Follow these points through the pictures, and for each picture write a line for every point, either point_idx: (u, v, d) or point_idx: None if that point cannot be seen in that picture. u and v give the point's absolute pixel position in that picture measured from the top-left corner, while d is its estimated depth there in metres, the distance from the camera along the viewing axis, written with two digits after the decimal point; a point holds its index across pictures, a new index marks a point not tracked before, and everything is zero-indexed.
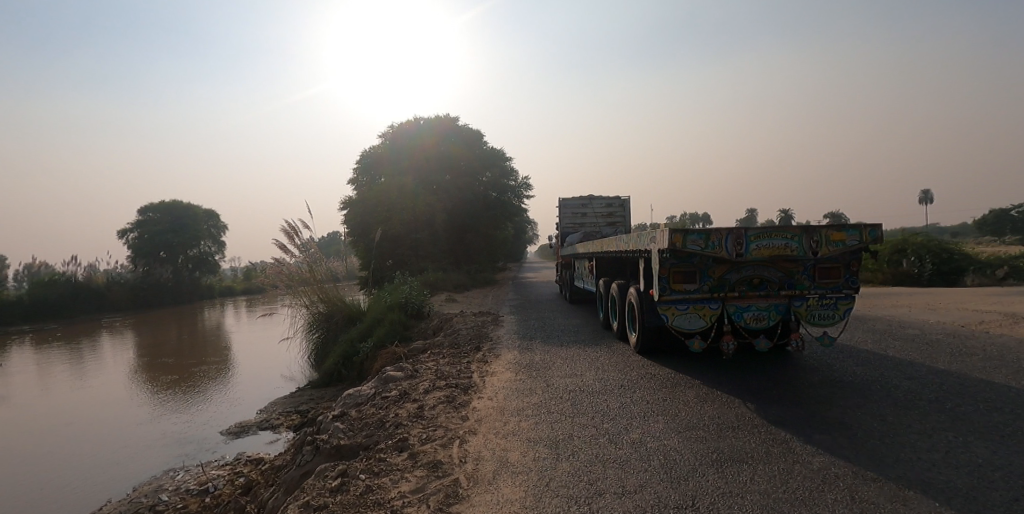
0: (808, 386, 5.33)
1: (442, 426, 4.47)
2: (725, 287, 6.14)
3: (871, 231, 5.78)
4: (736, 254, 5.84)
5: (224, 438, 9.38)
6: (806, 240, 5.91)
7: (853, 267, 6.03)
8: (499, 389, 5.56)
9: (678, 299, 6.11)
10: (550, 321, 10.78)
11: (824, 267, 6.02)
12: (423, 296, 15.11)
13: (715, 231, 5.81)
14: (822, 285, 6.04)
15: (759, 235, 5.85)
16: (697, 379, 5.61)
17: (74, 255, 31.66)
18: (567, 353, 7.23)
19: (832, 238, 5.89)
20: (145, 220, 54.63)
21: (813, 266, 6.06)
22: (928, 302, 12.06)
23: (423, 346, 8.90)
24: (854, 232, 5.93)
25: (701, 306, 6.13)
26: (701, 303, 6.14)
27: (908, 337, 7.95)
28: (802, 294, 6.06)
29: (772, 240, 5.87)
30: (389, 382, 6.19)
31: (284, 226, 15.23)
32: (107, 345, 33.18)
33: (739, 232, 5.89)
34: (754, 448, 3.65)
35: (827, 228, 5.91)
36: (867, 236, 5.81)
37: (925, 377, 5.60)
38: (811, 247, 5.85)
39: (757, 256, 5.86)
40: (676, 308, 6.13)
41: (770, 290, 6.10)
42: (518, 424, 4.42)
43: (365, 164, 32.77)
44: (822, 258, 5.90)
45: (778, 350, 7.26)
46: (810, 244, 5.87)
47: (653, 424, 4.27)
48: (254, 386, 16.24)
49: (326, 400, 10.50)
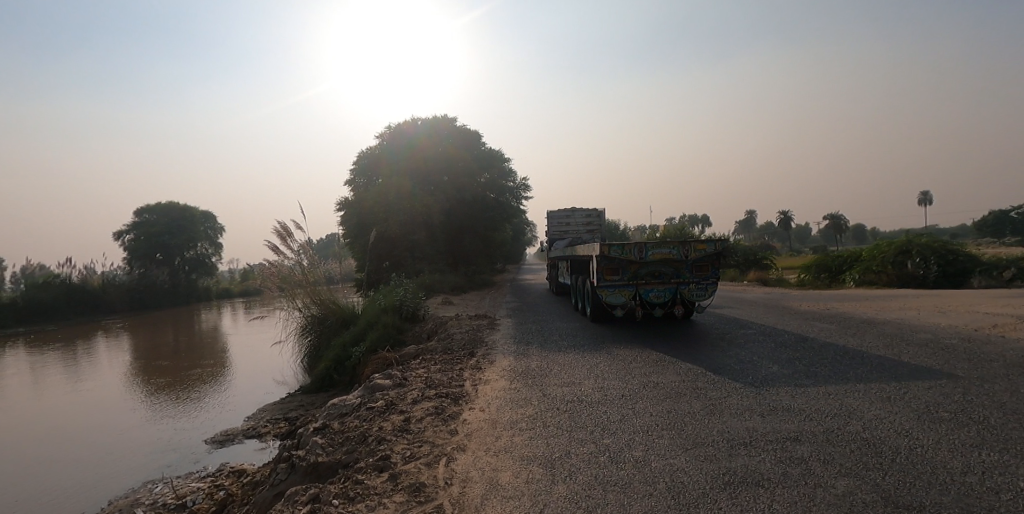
0: (821, 395, 5.01)
1: (428, 442, 4.13)
2: (638, 278, 9.34)
3: (725, 242, 9.03)
4: (640, 256, 9.14)
5: (209, 447, 9.05)
6: (684, 248, 9.21)
7: (718, 264, 9.26)
8: (491, 400, 5.22)
9: (608, 285, 9.35)
10: (548, 325, 10.45)
11: (699, 265, 9.26)
12: (418, 299, 14.76)
13: (627, 242, 9.15)
14: (697, 276, 9.27)
15: (655, 245, 9.14)
16: (702, 387, 5.28)
17: (68, 259, 32.68)
18: (565, 359, 6.91)
19: (700, 247, 9.19)
20: (141, 222, 54.32)
21: (691, 265, 9.29)
22: (937, 304, 11.73)
23: (415, 352, 8.55)
24: (716, 244, 9.21)
25: (623, 290, 9.33)
26: (623, 288, 9.34)
27: (921, 342, 7.62)
28: (686, 282, 9.27)
29: (662, 247, 9.20)
30: (375, 391, 5.84)
31: (277, 227, 14.88)
32: (102, 347, 32.84)
33: (643, 244, 9.20)
34: (770, 470, 3.31)
35: (698, 240, 9.20)
36: (723, 245, 9.07)
37: (945, 386, 5.27)
38: (687, 253, 9.15)
39: (654, 257, 9.15)
40: (607, 291, 9.33)
41: (666, 278, 9.31)
42: (510, 440, 4.08)
43: (362, 165, 32.31)
44: (695, 259, 9.17)
45: (785, 356, 6.94)
46: (686, 251, 9.17)
47: (657, 439, 3.93)
48: (246, 391, 15.90)
49: (316, 406, 10.18)
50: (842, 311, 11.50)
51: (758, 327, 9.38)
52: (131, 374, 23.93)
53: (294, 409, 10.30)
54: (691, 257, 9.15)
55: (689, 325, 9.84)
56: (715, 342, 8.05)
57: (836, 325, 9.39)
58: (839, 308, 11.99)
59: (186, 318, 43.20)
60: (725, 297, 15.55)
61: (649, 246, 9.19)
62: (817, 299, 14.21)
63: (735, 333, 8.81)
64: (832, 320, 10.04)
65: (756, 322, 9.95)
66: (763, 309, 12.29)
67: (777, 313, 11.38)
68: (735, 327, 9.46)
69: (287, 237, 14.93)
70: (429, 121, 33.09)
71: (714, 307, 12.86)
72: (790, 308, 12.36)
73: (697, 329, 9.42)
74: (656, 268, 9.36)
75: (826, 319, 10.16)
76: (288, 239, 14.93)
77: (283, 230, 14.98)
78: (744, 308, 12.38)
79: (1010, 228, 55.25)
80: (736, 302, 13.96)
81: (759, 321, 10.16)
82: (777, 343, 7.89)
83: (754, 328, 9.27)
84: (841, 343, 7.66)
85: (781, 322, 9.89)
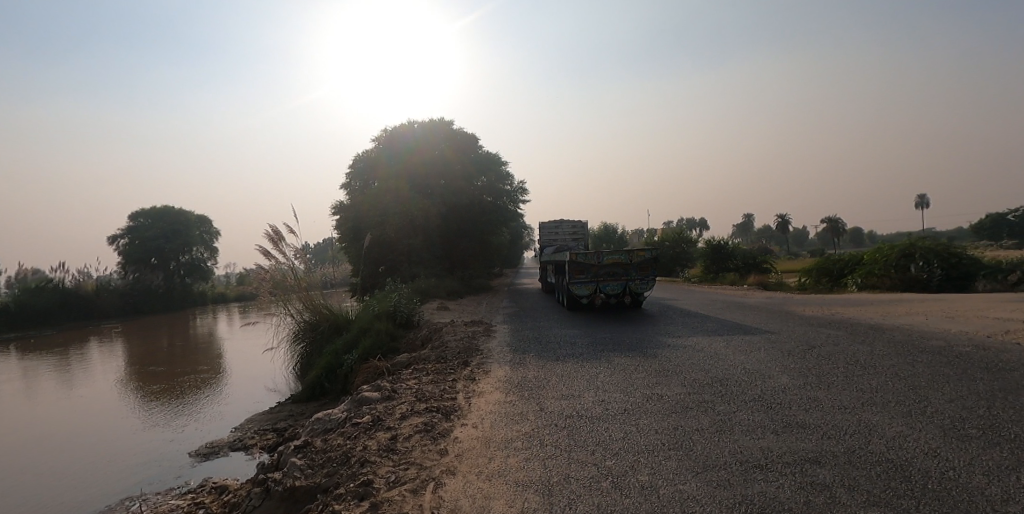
0: (835, 409, 4.71)
1: (414, 465, 3.81)
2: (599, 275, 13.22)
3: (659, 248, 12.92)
4: (599, 260, 13.01)
5: (192, 460, 8.69)
6: (630, 254, 13.14)
7: (655, 265, 13.22)
8: (485, 414, 4.90)
9: (578, 281, 13.17)
10: (545, 331, 10.15)
11: (641, 265, 13.20)
12: (413, 304, 14.43)
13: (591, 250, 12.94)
14: (640, 273, 13.20)
15: (609, 252, 13.03)
16: (709, 401, 4.97)
17: (62, 263, 32.07)
18: (563, 369, 6.59)
19: (640, 252, 13.17)
20: (136, 226, 53.84)
21: (636, 266, 13.25)
22: (944, 309, 11.44)
23: (407, 360, 8.21)
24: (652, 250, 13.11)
25: (588, 284, 13.19)
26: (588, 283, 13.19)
27: (933, 349, 7.33)
28: (632, 278, 13.21)
29: (615, 254, 13.11)
30: (363, 404, 5.51)
31: (268, 232, 14.58)
32: (95, 353, 32.43)
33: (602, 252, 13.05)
34: (790, 499, 3.00)
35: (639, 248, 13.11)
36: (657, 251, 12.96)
37: (966, 398, 4.97)
38: (632, 257, 13.07)
39: (609, 261, 13.01)
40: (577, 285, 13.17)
41: (618, 275, 13.22)
42: (505, 462, 3.76)
43: (359, 170, 32.00)
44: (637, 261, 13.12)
45: (792, 364, 6.64)
46: (631, 256, 13.11)
47: (663, 461, 3.62)
48: (238, 398, 15.54)
49: (305, 417, 9.85)
50: (847, 317, 11.20)
51: (762, 334, 9.08)
52: (124, 380, 23.57)
53: (283, 419, 9.97)
54: (635, 260, 13.12)
55: (691, 332, 9.54)
56: (718, 350, 7.74)
57: (842, 332, 9.10)
58: (843, 313, 11.69)
59: (180, 323, 42.77)
60: (726, 302, 15.24)
61: (606, 253, 13.07)
62: (820, 304, 13.91)
63: (739, 340, 8.51)
64: (837, 326, 9.74)
65: (760, 329, 9.65)
66: (766, 314, 11.98)
67: (780, 319, 11.07)
68: (738, 334, 9.16)
69: (278, 242, 14.63)
70: (425, 125, 32.74)
71: (715, 313, 12.56)
72: (793, 313, 12.05)
73: (699, 336, 9.11)
74: (611, 269, 13.32)
75: (831, 325, 9.86)
76: (280, 244, 14.64)
77: (274, 234, 14.67)
78: (746, 314, 12.07)
79: (1008, 232, 55.15)
80: (737, 307, 13.67)
81: (763, 327, 9.86)
82: (783, 350, 7.59)
83: (758, 335, 8.97)
84: (850, 351, 7.36)
85: (786, 329, 9.59)
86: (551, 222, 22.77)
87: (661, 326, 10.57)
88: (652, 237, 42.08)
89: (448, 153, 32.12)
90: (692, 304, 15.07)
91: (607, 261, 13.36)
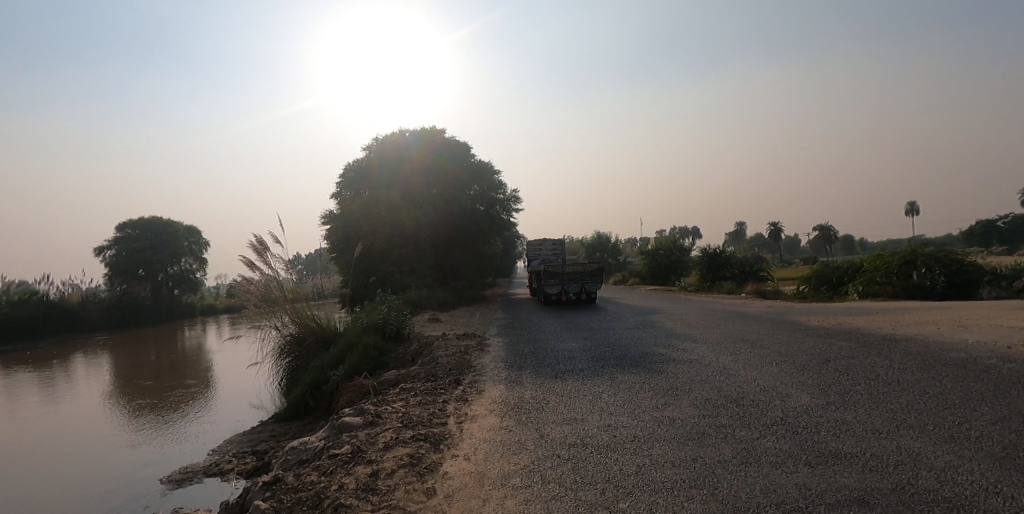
0: (869, 434, 4.24)
1: (396, 509, 3.30)
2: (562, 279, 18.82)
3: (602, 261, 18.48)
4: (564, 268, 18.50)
5: (163, 488, 8.09)
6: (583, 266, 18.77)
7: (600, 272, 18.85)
8: (478, 443, 4.38)
9: (550, 283, 18.76)
10: (541, 344, 9.65)
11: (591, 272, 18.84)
12: (402, 316, 13.86)
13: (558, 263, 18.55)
14: (591, 277, 18.78)
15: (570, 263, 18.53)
16: (727, 425, 4.48)
17: (44, 275, 32.44)
18: (561, 388, 6.09)
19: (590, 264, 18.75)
20: (123, 237, 52.87)
21: (588, 272, 18.81)
22: (953, 317, 11.04)
23: (395, 378, 7.68)
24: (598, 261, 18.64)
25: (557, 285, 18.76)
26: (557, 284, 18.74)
27: (955, 362, 6.89)
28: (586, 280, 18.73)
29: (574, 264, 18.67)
30: (342, 431, 4.98)
31: (252, 243, 14.05)
32: (77, 367, 31.58)
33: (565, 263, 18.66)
34: None
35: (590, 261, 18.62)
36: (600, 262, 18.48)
37: (1009, 419, 4.51)
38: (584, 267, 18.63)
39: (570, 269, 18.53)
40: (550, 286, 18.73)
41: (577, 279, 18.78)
42: (501, 504, 3.25)
43: (351, 178, 31.52)
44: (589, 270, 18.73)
45: (809, 380, 6.16)
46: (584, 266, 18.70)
47: (686, 502, 3.13)
48: (222, 416, 14.91)
49: (288, 438, 9.28)
50: (854, 326, 10.78)
51: (770, 346, 8.62)
52: (105, 395, 22.84)
53: (264, 440, 9.40)
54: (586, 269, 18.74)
55: (694, 344, 9.07)
56: (727, 365, 7.27)
57: (853, 343, 8.65)
58: (849, 323, 11.26)
59: (167, 336, 41.90)
60: (725, 311, 14.80)
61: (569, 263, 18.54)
62: (823, 313, 13.48)
63: (747, 353, 8.04)
64: (847, 337, 9.31)
65: (767, 340, 9.20)
66: (769, 325, 11.52)
67: (786, 330, 10.62)
68: (745, 346, 8.69)
69: (263, 254, 14.12)
70: (417, 132, 32.27)
71: (716, 323, 12.11)
72: (797, 324, 11.61)
73: (703, 348, 8.65)
74: (572, 274, 18.94)
75: (840, 336, 9.41)
76: (264, 255, 14.13)
77: (259, 246, 14.15)
78: (748, 325, 11.62)
79: (997, 238, 55.31)
80: (739, 317, 13.21)
81: (770, 339, 9.41)
82: (796, 364, 7.13)
83: (766, 347, 8.50)
84: (867, 365, 6.91)
85: (794, 340, 9.14)
86: (536, 242, 28.98)
87: (663, 337, 10.10)
88: (645, 246, 41.70)
89: (441, 161, 31.66)
90: (691, 314, 14.61)
91: (569, 269, 18.93)
